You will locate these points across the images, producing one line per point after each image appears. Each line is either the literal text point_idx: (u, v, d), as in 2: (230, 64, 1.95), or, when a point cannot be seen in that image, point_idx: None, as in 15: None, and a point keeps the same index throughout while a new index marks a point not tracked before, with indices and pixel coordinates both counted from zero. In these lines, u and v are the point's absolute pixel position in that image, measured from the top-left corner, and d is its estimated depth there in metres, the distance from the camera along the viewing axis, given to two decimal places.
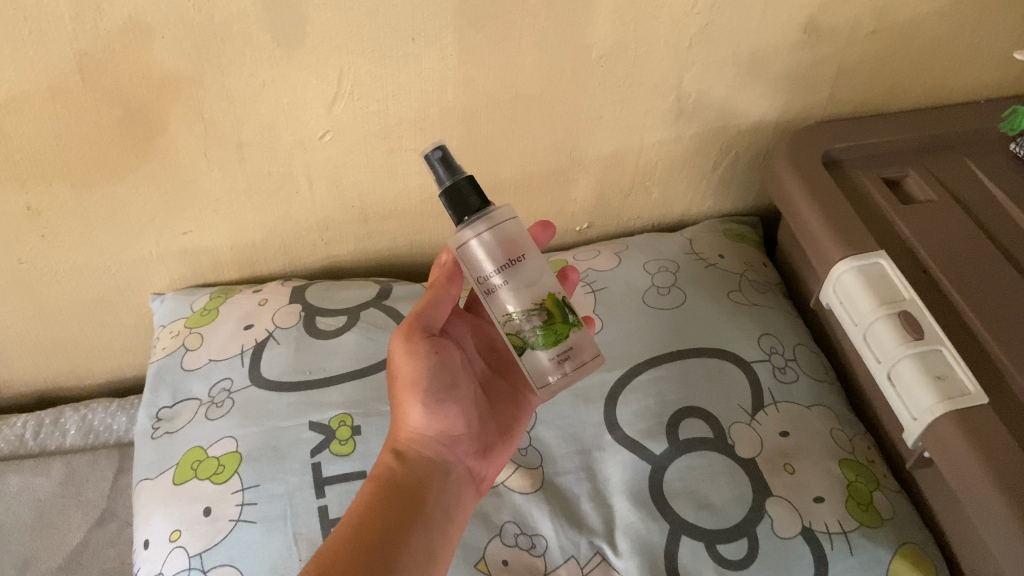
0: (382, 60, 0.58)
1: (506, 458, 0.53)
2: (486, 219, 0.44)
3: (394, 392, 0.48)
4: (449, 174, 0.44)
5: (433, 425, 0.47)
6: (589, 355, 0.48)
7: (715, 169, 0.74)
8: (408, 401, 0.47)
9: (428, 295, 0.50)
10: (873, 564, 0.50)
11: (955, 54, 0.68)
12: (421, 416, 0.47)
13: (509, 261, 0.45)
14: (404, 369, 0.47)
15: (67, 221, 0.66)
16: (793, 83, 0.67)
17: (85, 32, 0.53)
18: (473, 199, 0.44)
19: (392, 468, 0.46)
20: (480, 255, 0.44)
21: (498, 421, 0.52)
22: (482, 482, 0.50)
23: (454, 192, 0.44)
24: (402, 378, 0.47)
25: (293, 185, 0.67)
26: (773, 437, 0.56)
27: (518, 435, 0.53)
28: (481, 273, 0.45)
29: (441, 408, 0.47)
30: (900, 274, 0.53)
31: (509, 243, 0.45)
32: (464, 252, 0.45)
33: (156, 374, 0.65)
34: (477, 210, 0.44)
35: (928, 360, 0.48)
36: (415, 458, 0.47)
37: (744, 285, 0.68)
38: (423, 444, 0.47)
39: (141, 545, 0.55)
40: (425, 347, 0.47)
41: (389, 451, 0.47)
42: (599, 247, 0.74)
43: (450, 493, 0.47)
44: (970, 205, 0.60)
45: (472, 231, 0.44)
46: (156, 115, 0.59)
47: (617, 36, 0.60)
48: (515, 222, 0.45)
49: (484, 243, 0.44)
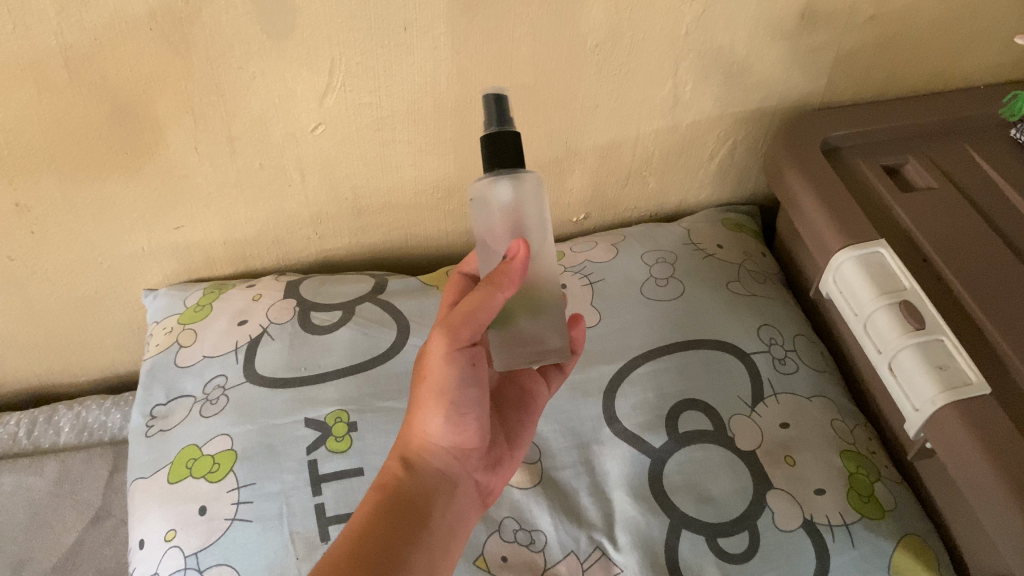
0: (374, 52, 0.57)
1: (518, 463, 0.52)
2: (513, 178, 0.41)
3: (416, 392, 0.45)
4: (497, 122, 0.41)
5: (449, 438, 0.45)
6: (559, 346, 0.46)
7: (712, 158, 0.73)
8: (431, 408, 0.44)
9: (494, 299, 0.41)
10: (875, 557, 0.50)
11: (955, 38, 0.67)
12: (440, 427, 0.45)
13: (517, 229, 0.42)
14: (436, 374, 0.43)
15: (56, 217, 0.65)
16: (791, 70, 0.66)
17: (69, 26, 0.52)
18: (511, 154, 0.41)
19: (400, 478, 0.44)
20: (494, 214, 0.42)
21: (505, 430, 0.51)
22: (488, 494, 0.49)
23: (495, 140, 0.41)
24: (433, 382, 0.43)
25: (286, 179, 0.66)
26: (773, 428, 0.55)
27: (523, 444, 0.52)
28: (486, 232, 0.42)
29: (461, 420, 0.45)
30: (898, 262, 0.53)
31: (524, 209, 0.42)
32: (481, 208, 0.42)
33: (149, 371, 0.64)
34: (508, 167, 0.41)
35: (928, 350, 0.48)
36: (426, 470, 0.45)
37: (743, 275, 0.67)
38: (436, 456, 0.45)
39: (136, 545, 0.54)
40: (466, 360, 0.43)
41: (398, 457, 0.45)
42: (595, 238, 0.73)
43: (456, 506, 0.45)
44: (970, 191, 0.59)
45: (495, 185, 0.41)
46: (146, 109, 0.58)
47: (613, 24, 0.59)
48: (540, 192, 0.43)
49: (503, 204, 0.42)
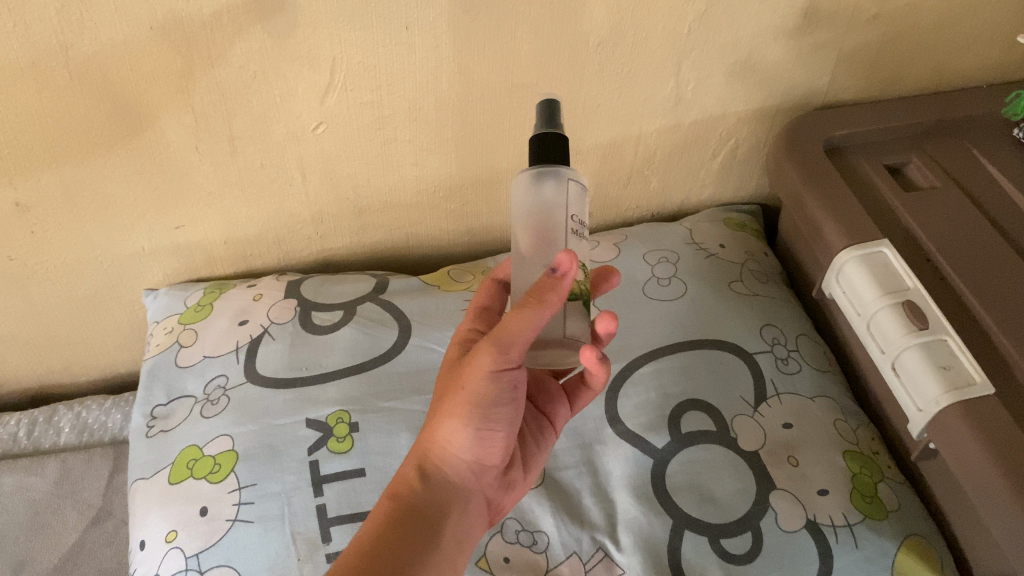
0: (375, 51, 0.57)
1: (534, 474, 0.51)
2: (558, 175, 0.42)
3: (448, 400, 0.43)
4: (546, 125, 0.43)
5: (471, 453, 0.44)
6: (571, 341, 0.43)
7: (714, 157, 0.73)
8: (460, 419, 0.43)
9: (539, 318, 0.39)
10: (878, 557, 0.50)
11: (958, 37, 0.67)
12: (466, 441, 0.44)
13: (560, 226, 0.42)
14: (475, 388, 0.42)
15: (56, 217, 0.64)
16: (794, 69, 0.66)
17: (70, 25, 0.52)
18: (556, 154, 0.42)
19: (415, 489, 0.43)
20: (535, 207, 0.42)
21: (522, 451, 0.50)
22: (496, 513, 0.48)
23: (542, 138, 0.42)
24: (470, 395, 0.42)
25: (287, 178, 0.66)
26: (776, 429, 0.55)
27: (537, 465, 0.51)
28: (530, 225, 0.42)
29: (489, 436, 0.44)
30: (902, 262, 0.52)
31: (566, 207, 0.42)
32: (524, 203, 0.42)
33: (150, 371, 0.64)
34: (554, 166, 0.42)
35: (932, 350, 0.48)
36: (442, 482, 0.44)
37: (746, 275, 0.67)
38: (454, 470, 0.44)
39: (137, 546, 0.54)
40: (507, 381, 0.42)
41: (414, 465, 0.44)
42: (597, 237, 0.73)
43: (466, 521, 0.45)
44: (972, 190, 0.59)
45: (541, 178, 0.42)
46: (146, 108, 0.58)
47: (616, 23, 0.59)
48: (581, 194, 0.43)
49: (545, 199, 0.42)
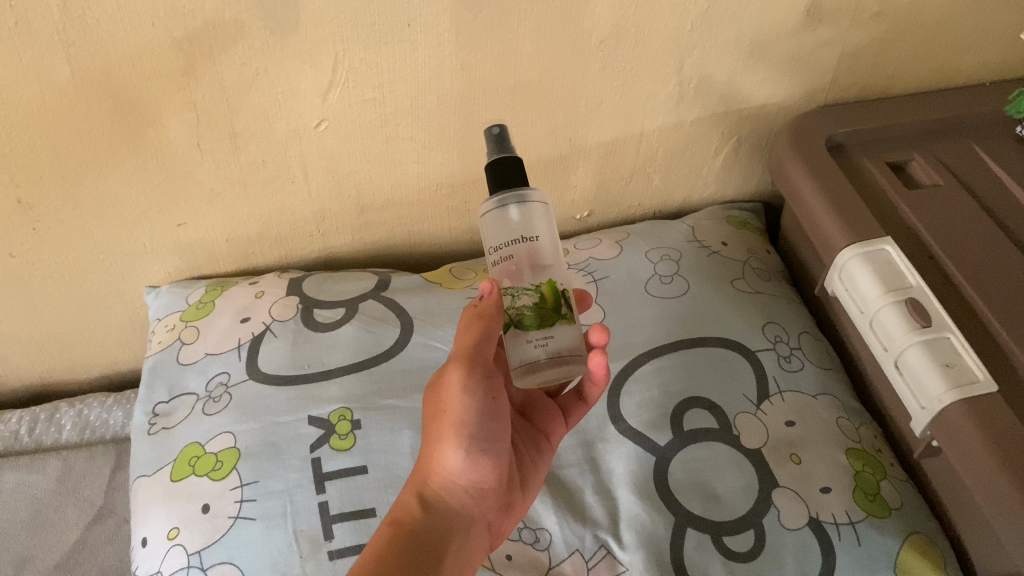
0: (378, 48, 0.57)
1: (534, 497, 0.51)
2: (518, 196, 0.43)
3: (435, 426, 0.44)
4: (500, 150, 0.44)
5: (467, 476, 0.44)
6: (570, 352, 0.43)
7: (717, 155, 0.73)
8: (450, 440, 0.43)
9: (490, 328, 0.43)
10: (882, 555, 0.50)
11: (961, 34, 0.66)
12: (460, 463, 0.44)
13: (537, 242, 0.42)
14: (454, 405, 0.43)
15: (57, 214, 0.64)
16: (797, 66, 0.66)
17: (72, 22, 0.52)
18: (513, 177, 0.43)
19: (415, 516, 0.43)
20: (502, 229, 0.42)
21: (521, 471, 0.49)
22: (498, 536, 0.48)
23: (499, 165, 0.43)
24: (453, 415, 0.43)
25: (288, 175, 0.66)
26: (778, 426, 0.55)
27: (536, 485, 0.50)
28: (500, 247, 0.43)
29: (481, 455, 0.44)
30: (906, 260, 0.52)
31: (534, 225, 0.43)
32: (491, 227, 0.43)
33: (151, 369, 0.64)
34: (513, 188, 0.43)
35: (937, 348, 0.48)
36: (442, 509, 0.44)
37: (748, 273, 0.67)
38: (454, 495, 0.44)
39: (138, 543, 0.54)
40: (484, 394, 0.44)
41: (413, 493, 0.44)
42: (599, 235, 0.73)
43: (469, 547, 0.44)
44: (975, 188, 0.59)
45: (500, 205, 0.43)
46: (148, 105, 0.58)
47: (619, 20, 0.59)
48: (547, 209, 0.44)
49: (511, 219, 0.42)
